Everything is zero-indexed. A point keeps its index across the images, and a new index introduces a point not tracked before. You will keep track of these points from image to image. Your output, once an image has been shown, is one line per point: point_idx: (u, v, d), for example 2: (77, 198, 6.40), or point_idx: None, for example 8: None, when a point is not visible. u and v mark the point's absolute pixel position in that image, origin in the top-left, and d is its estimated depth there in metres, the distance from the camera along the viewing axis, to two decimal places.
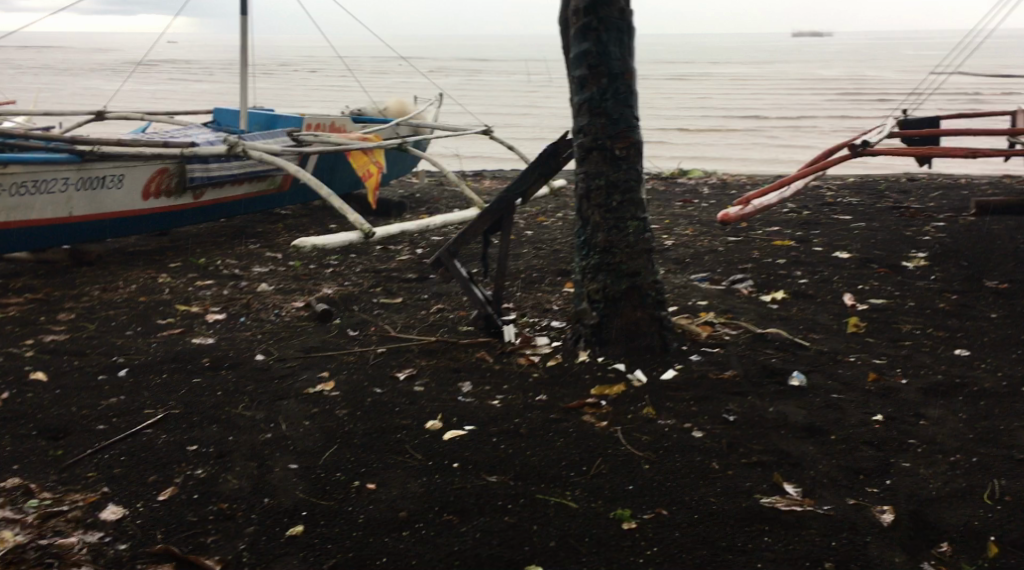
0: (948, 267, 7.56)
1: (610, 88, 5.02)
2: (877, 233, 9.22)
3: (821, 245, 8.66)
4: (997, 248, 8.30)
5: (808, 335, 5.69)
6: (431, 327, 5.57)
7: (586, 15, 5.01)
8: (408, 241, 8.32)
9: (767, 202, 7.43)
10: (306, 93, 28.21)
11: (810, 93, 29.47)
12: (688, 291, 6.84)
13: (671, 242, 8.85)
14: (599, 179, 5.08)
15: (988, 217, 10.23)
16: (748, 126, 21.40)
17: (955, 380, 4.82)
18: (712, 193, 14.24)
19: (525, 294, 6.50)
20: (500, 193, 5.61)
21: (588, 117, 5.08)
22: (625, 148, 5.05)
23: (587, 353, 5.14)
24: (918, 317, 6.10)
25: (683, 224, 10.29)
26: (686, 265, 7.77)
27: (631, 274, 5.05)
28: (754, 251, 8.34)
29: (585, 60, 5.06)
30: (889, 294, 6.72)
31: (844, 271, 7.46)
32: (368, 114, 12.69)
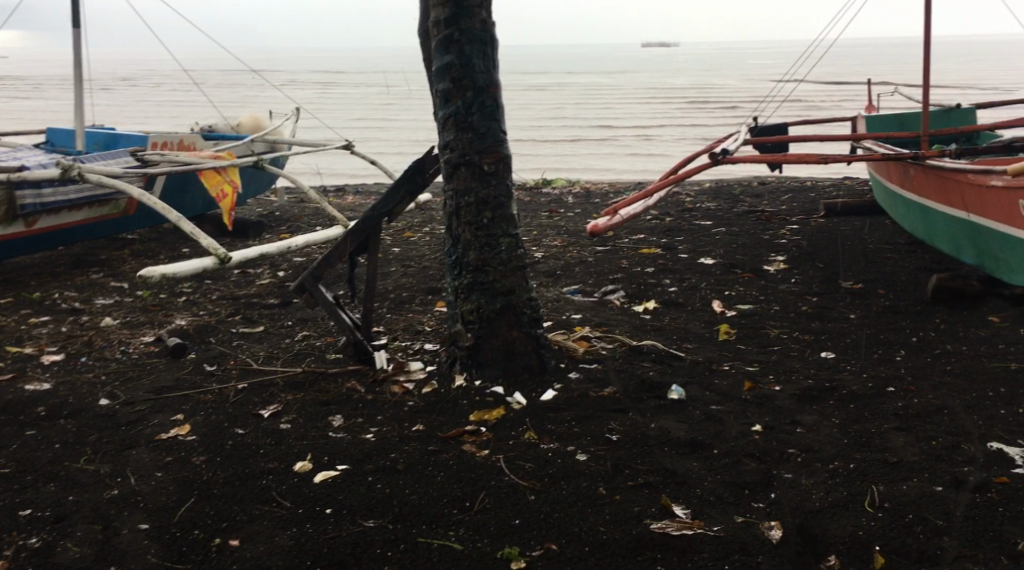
0: (807, 269, 7.77)
1: (476, 101, 4.87)
2: (738, 237, 9.42)
3: (686, 251, 8.77)
4: (850, 249, 8.61)
5: (682, 344, 5.68)
6: (296, 357, 5.25)
7: (448, 26, 4.84)
8: (269, 264, 7.92)
9: (634, 212, 7.43)
10: (153, 109, 26.98)
11: (664, 101, 30.34)
12: (560, 304, 6.74)
13: (541, 254, 8.77)
14: (468, 196, 4.91)
15: (839, 218, 10.64)
16: (607, 135, 21.77)
17: (826, 383, 4.88)
18: (577, 202, 14.32)
19: (395, 316, 6.25)
20: (365, 213, 5.36)
21: (454, 133, 4.90)
22: (493, 163, 4.90)
23: (464, 377, 4.94)
24: (785, 320, 6.19)
25: (550, 235, 10.25)
26: (557, 277, 7.70)
27: (505, 293, 4.89)
28: (623, 260, 8.35)
29: (448, 73, 4.88)
30: (755, 298, 6.82)
31: (711, 277, 7.54)
32: (220, 130, 12.13)
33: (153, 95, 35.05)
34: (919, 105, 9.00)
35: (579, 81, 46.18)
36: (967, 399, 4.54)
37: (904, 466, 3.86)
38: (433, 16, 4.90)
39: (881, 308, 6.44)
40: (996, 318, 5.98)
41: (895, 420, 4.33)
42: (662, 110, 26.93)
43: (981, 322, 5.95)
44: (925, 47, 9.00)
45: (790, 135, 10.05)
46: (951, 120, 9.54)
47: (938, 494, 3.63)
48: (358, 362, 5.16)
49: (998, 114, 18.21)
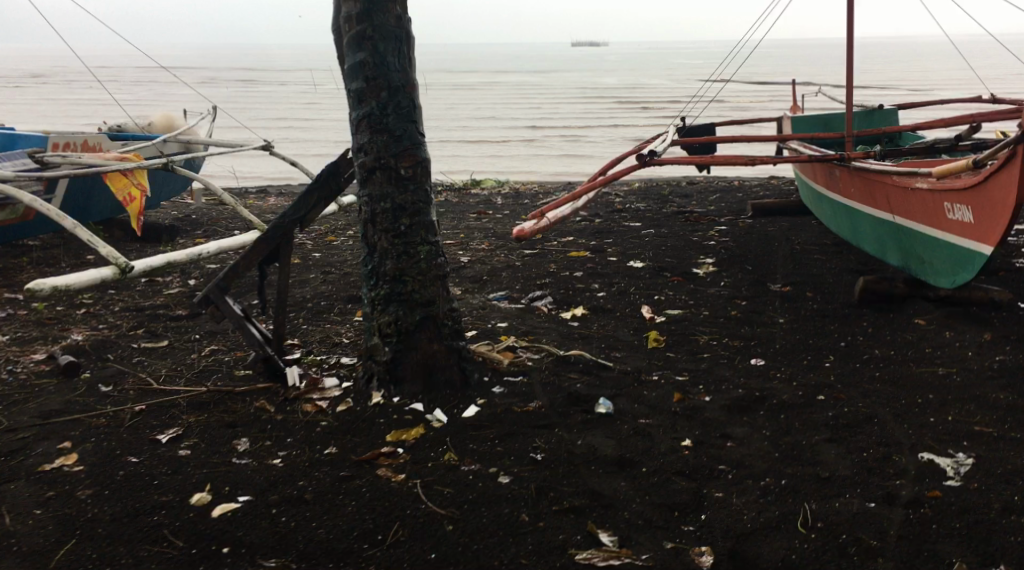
0: (736, 271, 7.68)
1: (391, 102, 4.62)
2: (667, 239, 9.32)
3: (615, 254, 8.63)
4: (778, 250, 8.56)
5: (609, 353, 5.50)
6: (202, 376, 4.94)
7: (360, 22, 4.57)
8: (179, 272, 7.53)
9: (561, 215, 7.25)
10: (70, 107, 26.05)
11: (593, 101, 30.38)
12: (485, 312, 6.51)
13: (467, 258, 8.55)
14: (383, 202, 4.65)
15: (767, 219, 10.63)
16: (537, 135, 21.65)
17: (757, 392, 4.73)
18: (506, 203, 14.11)
19: (311, 327, 5.95)
20: (275, 221, 5.07)
21: (368, 135, 4.64)
22: (410, 167, 4.65)
23: (381, 393, 4.68)
24: (714, 326, 6.06)
25: (478, 238, 10.03)
26: (483, 282, 7.47)
27: (424, 304, 4.65)
28: (550, 264, 8.17)
29: (361, 72, 4.62)
30: (684, 303, 6.70)
31: (639, 281, 7.40)
32: (132, 132, 11.63)
33: (65, 92, 33.73)
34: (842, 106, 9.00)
35: (510, 81, 46.02)
36: (898, 407, 4.44)
37: (836, 481, 3.73)
38: (344, 11, 4.63)
39: (810, 311, 6.36)
40: (923, 320, 5.93)
41: (827, 431, 4.20)
42: (591, 110, 26.91)
43: (908, 325, 5.89)
44: (847, 48, 9.00)
45: (717, 136, 10.00)
46: (873, 121, 9.58)
47: (871, 512, 3.51)
48: (269, 379, 4.86)
49: (919, 113, 18.54)
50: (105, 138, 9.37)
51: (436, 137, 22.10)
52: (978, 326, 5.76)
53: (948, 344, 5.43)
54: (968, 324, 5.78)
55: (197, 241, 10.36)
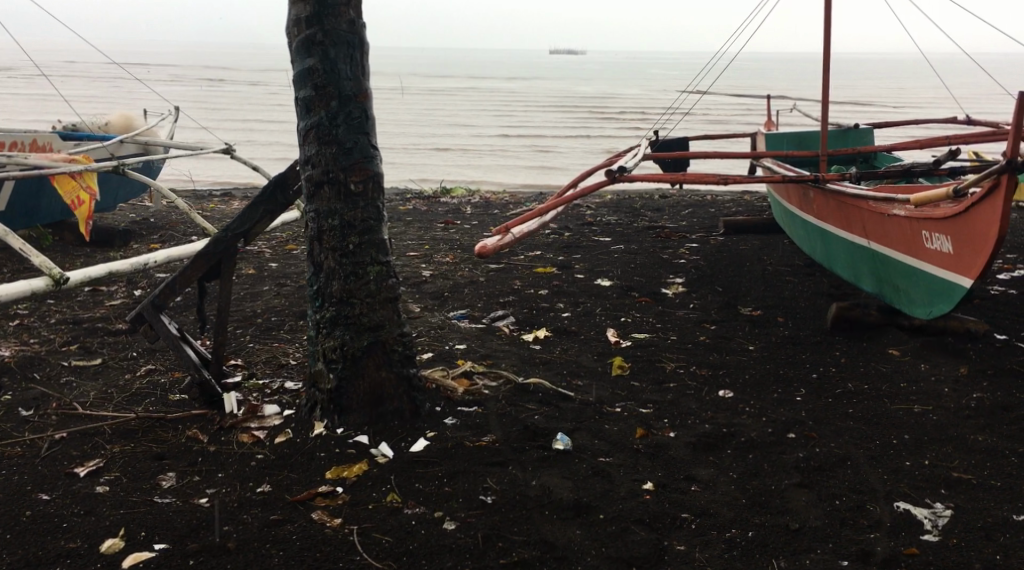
0: (706, 292, 7.45)
1: (341, 111, 4.33)
2: (636, 256, 9.08)
3: (582, 271, 8.38)
4: (749, 270, 8.35)
5: (570, 380, 5.23)
6: (133, 400, 4.61)
7: (310, 25, 4.30)
8: (125, 281, 7.17)
9: (526, 232, 6.97)
10: (33, 103, 25.47)
11: (568, 110, 30.22)
12: (443, 332, 6.22)
13: (430, 272, 8.25)
14: (331, 218, 4.35)
15: (738, 237, 10.43)
16: (510, 144, 21.41)
17: (724, 428, 4.48)
18: (475, 212, 13.82)
19: (258, 346, 5.63)
20: (217, 234, 4.76)
21: (316, 147, 4.35)
22: (360, 182, 4.36)
23: (324, 423, 4.37)
24: (681, 352, 5.82)
25: (443, 250, 9.74)
26: (444, 299, 7.19)
27: (372, 329, 4.36)
28: (515, 280, 7.89)
29: (310, 79, 4.33)
30: (651, 326, 6.44)
31: (606, 301, 7.14)
32: (87, 131, 11.25)
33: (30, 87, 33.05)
34: (817, 124, 8.80)
35: (485, 87, 45.74)
36: (872, 449, 4.21)
37: (806, 533, 3.51)
38: (294, 14, 4.35)
39: (781, 337, 6.14)
40: (896, 351, 5.72)
41: (796, 474, 3.97)
42: (565, 119, 26.70)
43: (881, 355, 5.68)
44: (823, 66, 8.80)
45: (690, 152, 9.78)
46: (848, 141, 9.39)
47: None
48: (205, 405, 4.54)
49: (892, 132, 18.48)
50: (55, 138, 9.01)
51: (408, 142, 21.79)
52: (953, 359, 5.55)
53: (923, 378, 5.21)
54: (943, 356, 5.57)
55: (151, 247, 9.99)
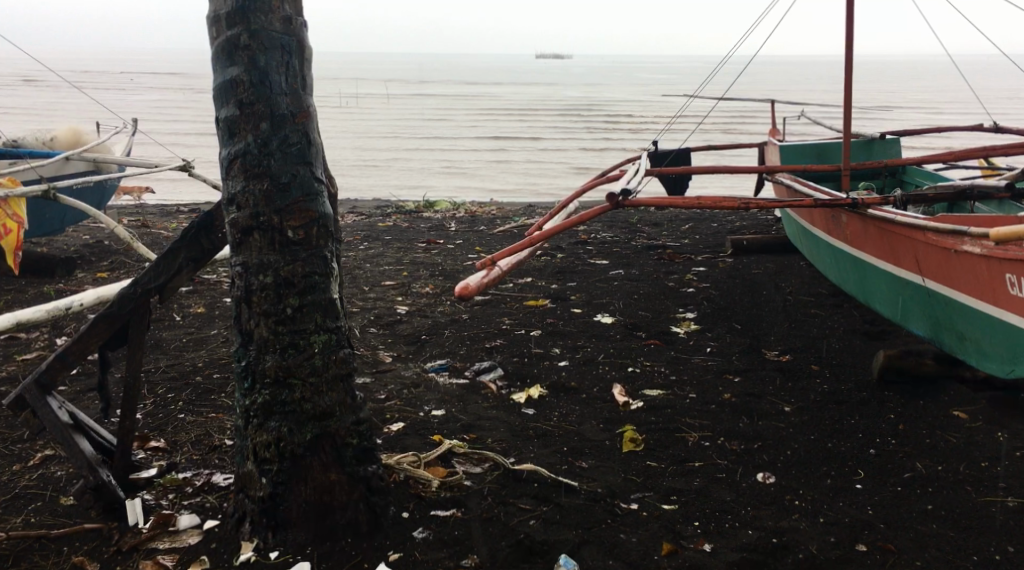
0: (722, 330, 6.47)
1: (274, 136, 3.37)
2: (639, 284, 8.11)
3: (579, 304, 7.40)
4: (767, 301, 7.39)
5: (573, 461, 4.24)
6: (13, 505, 3.63)
7: (233, 24, 3.34)
8: (47, 326, 6.15)
9: (513, 267, 5.95)
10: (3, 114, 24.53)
11: (558, 116, 29.34)
12: (417, 391, 5.21)
13: (406, 307, 7.26)
14: (263, 274, 3.36)
15: (749, 257, 9.46)
16: (498, 154, 20.48)
17: (772, 538, 3.55)
18: (459, 229, 12.84)
19: (190, 417, 4.62)
20: (123, 290, 3.76)
21: (243, 182, 3.37)
22: (301, 228, 3.39)
23: (254, 542, 3.36)
24: (705, 415, 4.83)
25: (423, 278, 8.75)
26: (422, 344, 6.19)
27: (318, 417, 3.37)
28: (503, 317, 6.89)
29: (233, 94, 3.37)
30: (664, 379, 5.45)
31: (610, 344, 6.15)
32: (31, 148, 10.21)
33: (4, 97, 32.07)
34: (840, 135, 7.84)
35: (471, 93, 44.79)
36: None
37: None
38: (211, 11, 3.40)
39: (818, 390, 5.17)
40: (962, 412, 4.76)
41: None
42: (554, 126, 25.80)
43: (945, 418, 4.71)
44: (845, 70, 7.84)
45: (696, 166, 8.80)
46: (872, 153, 8.43)
47: None
48: (103, 515, 3.56)
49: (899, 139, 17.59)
50: None
51: (392, 153, 20.84)
52: None
53: (1006, 454, 4.25)
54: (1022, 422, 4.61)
55: (97, 277, 8.97)
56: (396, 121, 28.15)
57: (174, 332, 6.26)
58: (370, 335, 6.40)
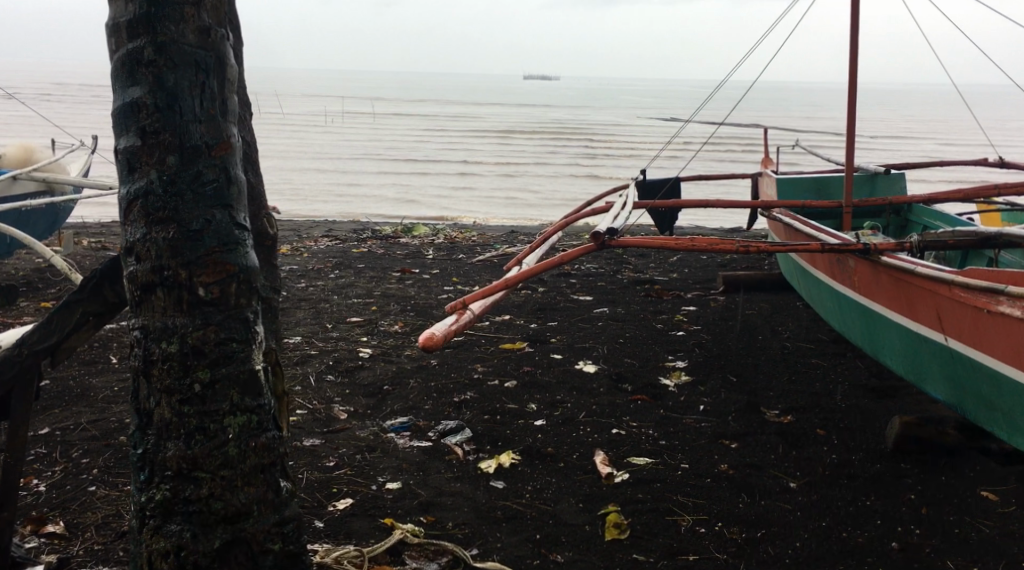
0: (715, 383, 5.89)
1: (183, 170, 2.75)
2: (624, 326, 7.52)
3: (559, 348, 6.81)
4: (763, 347, 6.81)
5: (547, 555, 3.64)
6: None
7: (135, 35, 2.74)
8: None
9: (482, 314, 5.32)
10: None
11: (543, 139, 28.91)
12: (372, 456, 4.58)
13: (370, 350, 6.64)
14: (166, 342, 2.74)
15: (741, 295, 8.90)
16: (482, 178, 19.96)
17: None
18: (436, 257, 12.24)
19: (101, 493, 4.00)
20: (3, 351, 3.16)
21: (145, 228, 2.75)
22: (214, 285, 2.77)
23: None
24: (700, 491, 4.22)
25: (392, 314, 8.13)
26: (382, 395, 5.56)
27: (230, 519, 2.77)
28: (476, 363, 6.28)
29: (134, 119, 2.75)
30: (652, 444, 4.84)
31: (592, 399, 5.54)
32: None
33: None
34: (843, 169, 7.28)
35: (457, 113, 44.37)
36: None
37: None
38: (111, 18, 2.79)
39: (823, 461, 4.59)
40: (992, 492, 4.16)
41: None
42: (539, 150, 25.34)
43: (971, 499, 4.12)
44: (849, 99, 7.33)
45: (686, 199, 8.22)
46: (875, 189, 7.88)
47: None
48: None
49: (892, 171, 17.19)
50: None
51: (372, 175, 20.29)
52: None
53: None
54: None
55: (40, 308, 8.31)
56: (378, 142, 27.64)
57: (104, 377, 5.61)
58: (327, 384, 5.77)
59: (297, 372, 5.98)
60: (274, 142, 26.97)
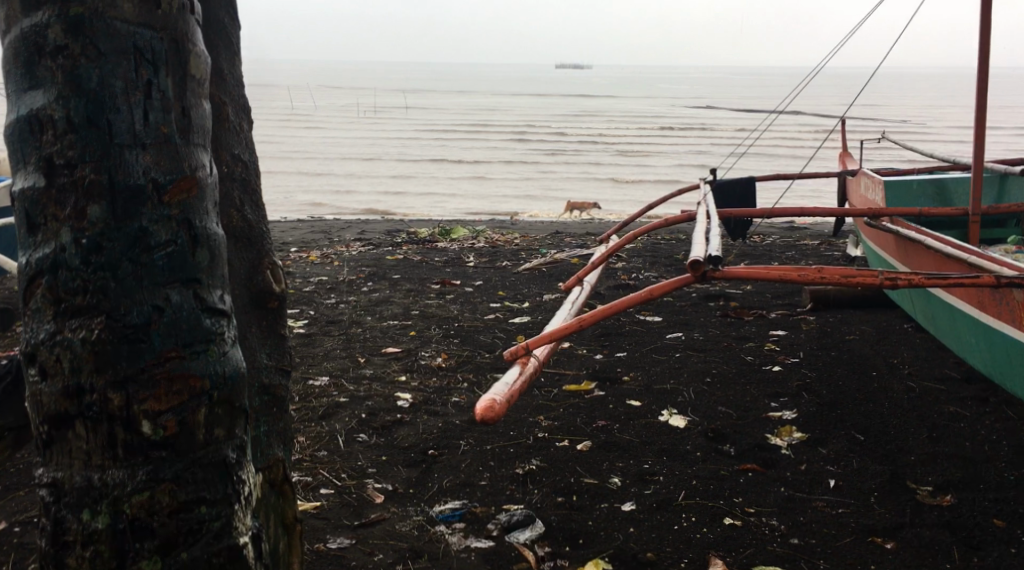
0: (837, 444, 4.77)
1: (113, 226, 1.68)
2: (707, 358, 6.38)
3: (634, 389, 5.71)
4: (879, 388, 5.66)
5: None
6: None
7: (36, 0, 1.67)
8: None
9: (543, 369, 4.20)
10: None
11: (582, 134, 27.80)
12: (419, 565, 3.53)
13: (410, 394, 5.57)
14: (91, 511, 1.72)
15: (833, 313, 7.72)
16: (522, 179, 18.94)
17: None
18: (478, 265, 11.12)
19: None
20: None
21: (52, 325, 1.69)
22: (170, 416, 1.72)
23: None
24: None
25: (433, 340, 7.07)
26: (427, 464, 4.49)
27: None
28: (537, 415, 5.17)
29: (35, 141, 1.69)
30: (782, 541, 3.76)
31: (689, 469, 4.43)
32: None
33: None
34: (974, 170, 6.11)
35: (490, 105, 43.46)
36: None
37: None
38: None
39: None
40: None
41: None
42: (579, 147, 24.24)
43: None
44: (978, 92, 6.17)
45: (773, 208, 7.01)
46: (1003, 192, 6.81)
47: None
48: None
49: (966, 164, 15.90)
50: None
51: (404, 177, 19.33)
52: None
53: None
54: None
55: None
56: (411, 138, 26.71)
57: None
58: (357, 447, 4.69)
59: (321, 431, 4.89)
60: (305, 140, 26.10)
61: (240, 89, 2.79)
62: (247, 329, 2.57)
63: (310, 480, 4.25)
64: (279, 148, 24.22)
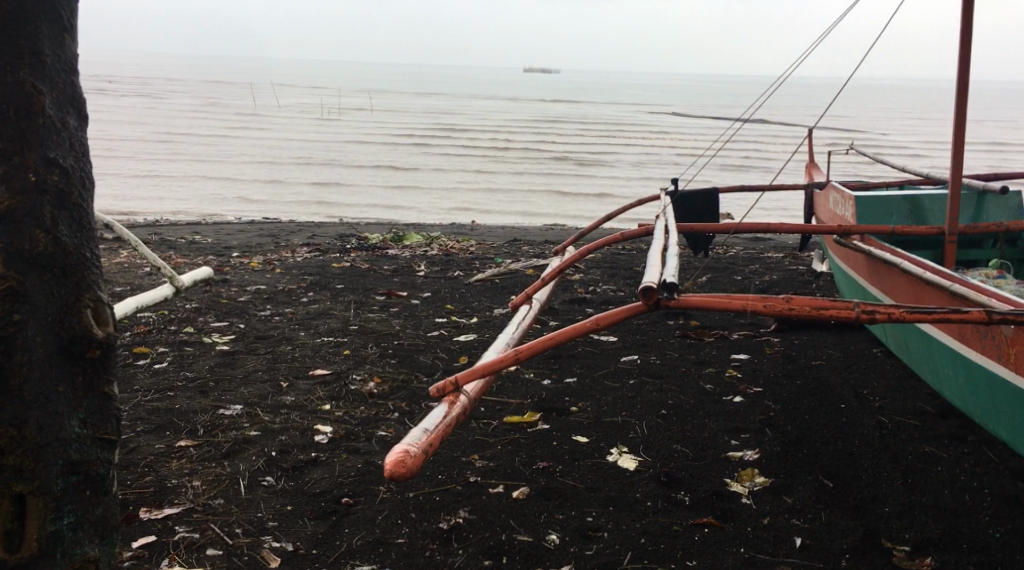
0: (802, 491, 4.26)
1: None
2: (663, 386, 5.84)
3: (583, 422, 5.15)
4: (850, 423, 5.16)
5: None
6: None
7: None
8: None
9: (463, 412, 3.65)
10: None
11: (547, 141, 27.31)
12: None
13: (332, 427, 4.97)
14: None
15: (800, 335, 7.22)
16: (482, 188, 18.37)
17: None
18: (429, 275, 10.50)
19: None
20: None
21: None
22: None
23: None
24: None
25: (367, 362, 6.46)
26: (338, 516, 3.90)
27: None
28: (471, 455, 4.58)
29: None
30: None
31: (637, 524, 3.88)
32: None
33: None
34: (954, 188, 5.64)
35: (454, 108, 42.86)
36: None
37: None
38: None
39: None
40: None
41: None
42: (542, 154, 23.74)
43: None
44: (959, 102, 5.71)
45: (736, 222, 6.49)
46: (981, 212, 6.34)
47: None
48: None
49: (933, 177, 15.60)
50: None
51: (360, 183, 18.67)
52: None
53: None
54: None
55: None
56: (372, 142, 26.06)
57: None
58: (259, 494, 4.09)
59: (220, 474, 4.28)
60: (261, 141, 25.30)
61: (66, 75, 2.87)
62: (56, 382, 2.80)
63: (196, 538, 3.70)
64: (234, 149, 23.42)
